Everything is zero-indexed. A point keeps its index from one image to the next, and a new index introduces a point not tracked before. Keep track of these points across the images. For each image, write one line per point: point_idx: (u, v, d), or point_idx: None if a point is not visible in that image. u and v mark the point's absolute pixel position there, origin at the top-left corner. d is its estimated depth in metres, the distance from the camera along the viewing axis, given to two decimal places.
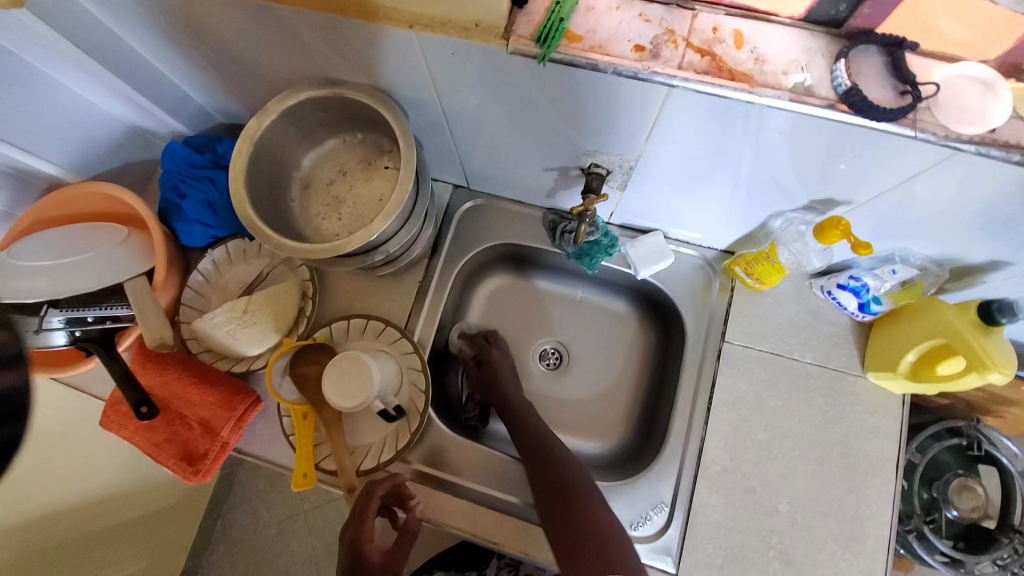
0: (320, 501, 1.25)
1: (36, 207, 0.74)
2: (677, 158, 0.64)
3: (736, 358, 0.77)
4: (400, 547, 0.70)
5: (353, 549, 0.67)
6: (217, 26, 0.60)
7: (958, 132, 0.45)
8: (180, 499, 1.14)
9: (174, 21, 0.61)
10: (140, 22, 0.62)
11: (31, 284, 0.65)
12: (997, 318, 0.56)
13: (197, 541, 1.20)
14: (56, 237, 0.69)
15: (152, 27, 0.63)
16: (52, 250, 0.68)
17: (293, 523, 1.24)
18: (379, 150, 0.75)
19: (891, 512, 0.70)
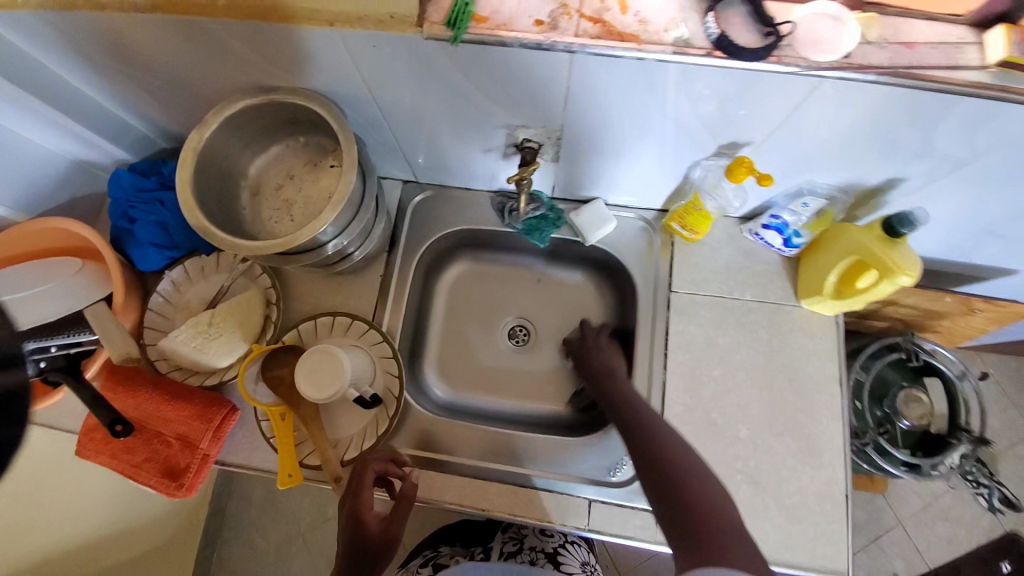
0: (315, 521, 1.33)
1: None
2: (597, 124, 0.66)
3: (684, 305, 0.83)
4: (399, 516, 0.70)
5: (353, 518, 0.68)
6: (139, 41, 0.61)
7: (818, 61, 0.48)
8: (169, 539, 1.21)
9: (95, 42, 0.62)
10: (61, 46, 0.63)
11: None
12: (899, 230, 0.65)
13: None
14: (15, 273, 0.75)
15: (74, 50, 0.64)
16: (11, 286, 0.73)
17: (292, 545, 1.31)
18: (322, 151, 0.73)
19: (841, 424, 0.76)
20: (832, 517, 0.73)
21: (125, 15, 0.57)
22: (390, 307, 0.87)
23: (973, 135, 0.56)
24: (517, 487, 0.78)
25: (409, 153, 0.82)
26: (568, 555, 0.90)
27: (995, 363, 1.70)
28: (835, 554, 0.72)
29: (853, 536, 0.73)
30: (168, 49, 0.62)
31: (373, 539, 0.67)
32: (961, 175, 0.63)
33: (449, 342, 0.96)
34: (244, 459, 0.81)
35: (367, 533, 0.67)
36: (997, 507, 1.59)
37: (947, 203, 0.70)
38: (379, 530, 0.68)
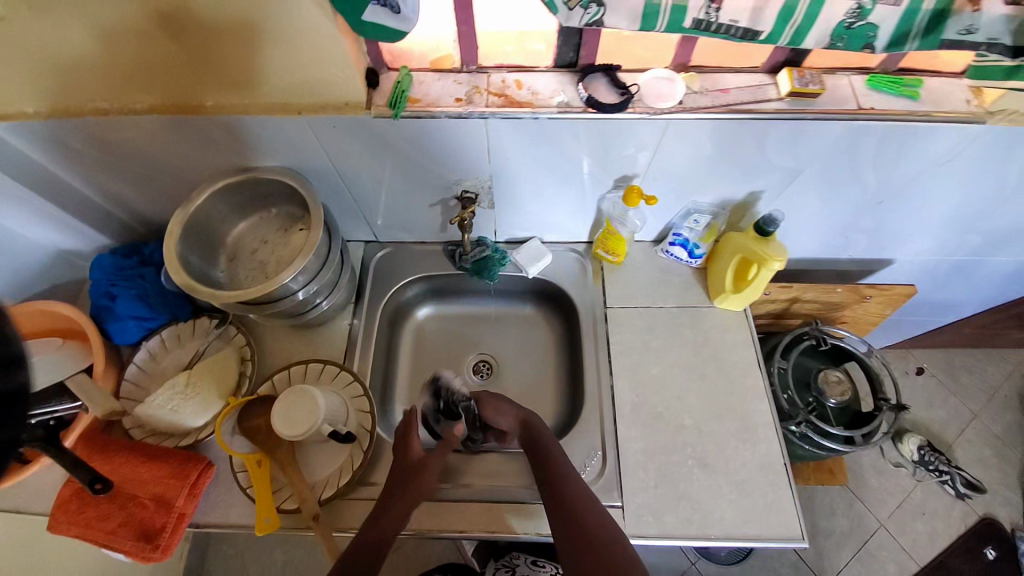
0: None
1: None
2: (518, 173, 0.82)
3: (619, 317, 0.95)
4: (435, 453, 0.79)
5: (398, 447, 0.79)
6: (136, 135, 0.75)
7: (661, 108, 0.68)
8: None
9: (99, 139, 0.76)
10: (66, 143, 0.77)
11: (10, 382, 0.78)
12: (766, 229, 0.82)
13: None
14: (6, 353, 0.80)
15: (77, 147, 0.77)
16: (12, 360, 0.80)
17: None
18: (292, 218, 0.86)
19: (767, 401, 0.87)
20: (776, 486, 0.81)
21: (127, 112, 0.72)
22: (360, 350, 0.95)
23: (794, 149, 0.74)
24: (494, 503, 0.82)
25: (369, 216, 0.96)
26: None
27: (925, 358, 1.87)
28: (786, 520, 0.79)
29: (799, 501, 0.80)
30: (159, 142, 0.77)
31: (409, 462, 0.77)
32: (801, 183, 0.81)
33: (418, 383, 1.03)
34: (220, 516, 0.82)
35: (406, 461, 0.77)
36: (965, 493, 1.66)
37: (805, 205, 0.88)
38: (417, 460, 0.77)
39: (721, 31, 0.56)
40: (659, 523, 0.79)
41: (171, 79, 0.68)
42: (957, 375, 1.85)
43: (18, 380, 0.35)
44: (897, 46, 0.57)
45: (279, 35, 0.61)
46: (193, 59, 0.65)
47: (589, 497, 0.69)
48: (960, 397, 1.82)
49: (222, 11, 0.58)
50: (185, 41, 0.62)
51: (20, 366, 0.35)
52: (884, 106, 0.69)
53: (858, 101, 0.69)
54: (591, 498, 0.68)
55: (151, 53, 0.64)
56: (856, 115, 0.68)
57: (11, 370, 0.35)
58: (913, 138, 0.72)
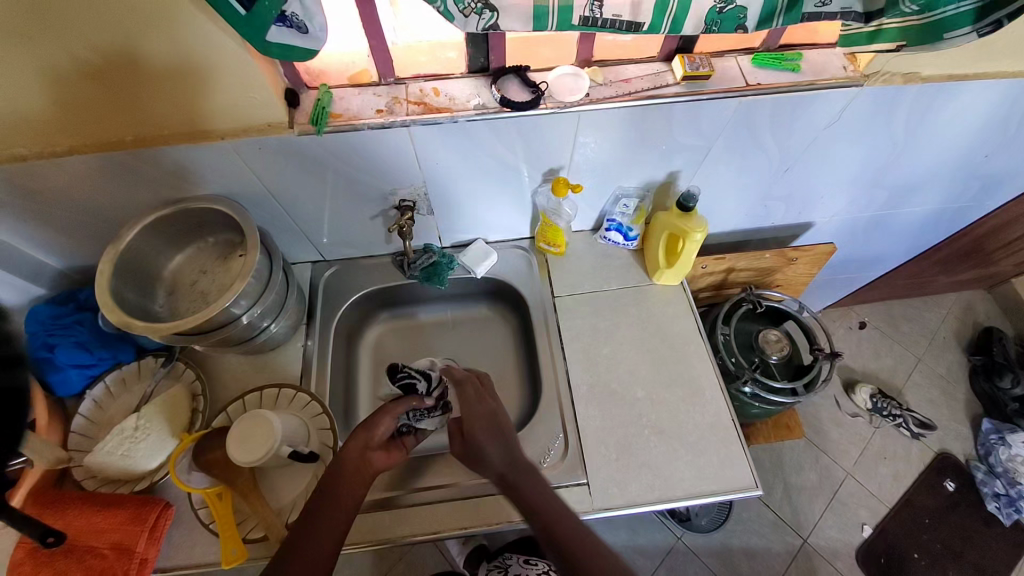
0: None
1: None
2: (450, 177, 0.85)
3: (567, 304, 0.99)
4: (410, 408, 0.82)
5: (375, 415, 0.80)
6: (55, 178, 0.74)
7: (570, 101, 0.73)
8: None
9: (15, 186, 0.74)
10: None
11: None
12: (688, 206, 0.88)
13: None
14: None
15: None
16: None
17: None
18: (230, 245, 0.86)
19: (711, 364, 0.93)
20: (728, 442, 0.86)
21: (44, 158, 0.71)
22: (317, 369, 0.95)
23: (699, 129, 0.81)
24: (466, 500, 0.84)
25: (312, 236, 0.96)
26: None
27: (868, 313, 2.01)
28: (740, 473, 0.84)
29: (750, 453, 0.85)
30: (83, 183, 0.76)
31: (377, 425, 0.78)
32: (713, 159, 0.88)
33: (381, 396, 1.04)
34: (185, 557, 0.79)
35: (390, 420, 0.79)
36: (918, 433, 1.77)
37: (722, 179, 0.95)
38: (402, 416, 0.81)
39: (608, 26, 0.61)
40: (624, 494, 0.82)
41: (84, 118, 0.68)
42: (897, 325, 2.00)
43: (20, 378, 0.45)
44: (766, 23, 0.64)
45: (190, 64, 0.63)
46: (105, 96, 0.65)
47: (578, 522, 0.68)
48: (903, 344, 1.96)
49: (129, 46, 0.59)
50: (93, 78, 0.63)
51: (21, 365, 0.45)
52: (769, 81, 0.77)
53: (747, 79, 0.76)
54: (583, 529, 0.67)
55: (58, 93, 0.64)
56: (745, 92, 0.75)
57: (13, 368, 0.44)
58: (802, 107, 0.80)
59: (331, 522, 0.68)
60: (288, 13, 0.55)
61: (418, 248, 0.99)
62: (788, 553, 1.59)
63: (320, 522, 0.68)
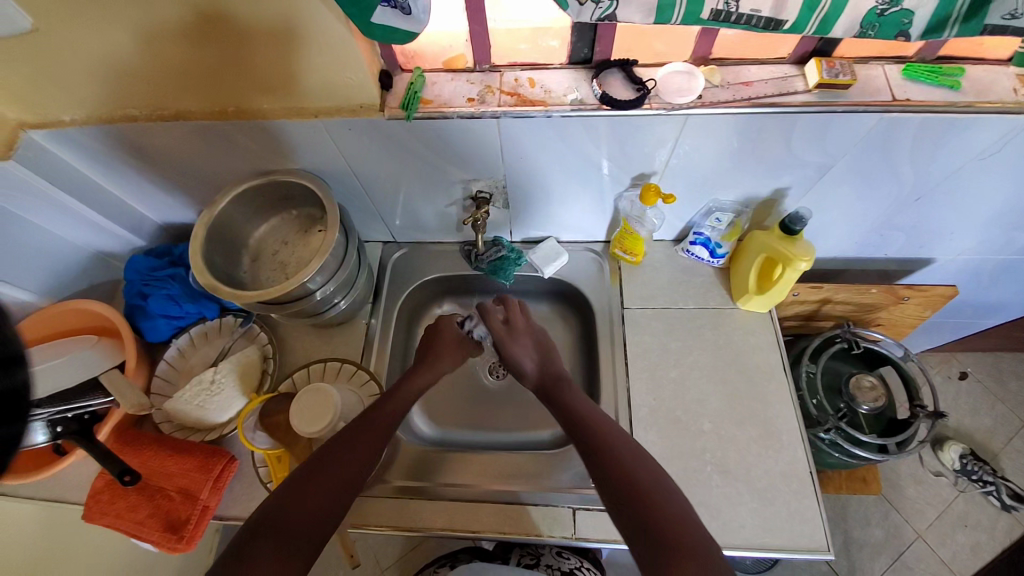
0: None
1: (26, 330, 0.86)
2: (533, 172, 0.81)
3: (636, 318, 0.93)
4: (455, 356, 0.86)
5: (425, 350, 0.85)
6: (164, 141, 0.78)
7: (678, 103, 0.65)
8: None
9: (129, 145, 0.79)
10: (101, 150, 0.80)
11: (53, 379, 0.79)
12: (793, 228, 0.78)
13: None
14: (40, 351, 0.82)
15: (110, 152, 0.81)
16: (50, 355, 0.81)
17: None
18: (311, 219, 0.88)
19: (791, 407, 0.84)
20: (801, 495, 0.78)
21: (156, 122, 0.75)
22: (378, 348, 0.96)
23: (822, 144, 0.71)
24: (508, 504, 0.82)
25: (387, 217, 0.96)
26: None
27: (971, 362, 1.76)
28: (811, 532, 0.76)
29: (825, 512, 0.77)
30: (188, 148, 0.80)
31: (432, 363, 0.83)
32: (831, 178, 0.77)
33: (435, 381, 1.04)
34: (242, 510, 0.84)
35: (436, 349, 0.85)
36: (1011, 505, 1.55)
37: (836, 202, 0.84)
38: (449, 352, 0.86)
39: (742, 22, 0.53)
40: None
41: (193, 87, 0.70)
42: (1006, 380, 1.74)
43: (17, 378, 0.31)
44: (934, 33, 0.53)
45: (294, 41, 0.63)
46: (214, 66, 0.67)
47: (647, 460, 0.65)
48: (1010, 404, 1.71)
49: (240, 19, 0.60)
50: (205, 49, 0.64)
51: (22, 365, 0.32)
52: (923, 97, 0.65)
53: (894, 93, 0.65)
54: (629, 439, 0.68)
55: (173, 61, 0.66)
56: (891, 107, 0.64)
57: (10, 368, 0.31)
58: (959, 128, 0.67)
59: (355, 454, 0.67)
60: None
61: (488, 240, 0.96)
62: None
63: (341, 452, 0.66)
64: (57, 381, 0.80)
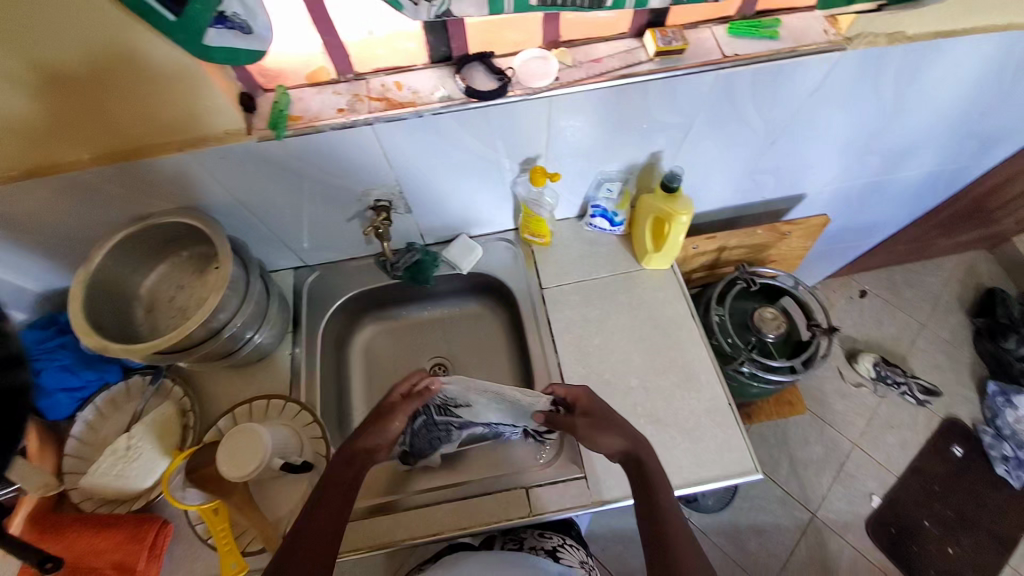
0: None
1: None
2: (423, 173, 0.83)
3: (556, 295, 0.98)
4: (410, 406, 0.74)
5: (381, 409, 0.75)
6: (18, 202, 0.72)
7: (540, 87, 0.69)
8: None
9: None
10: None
11: None
12: (671, 186, 0.85)
13: None
14: None
15: None
16: None
17: None
18: (206, 257, 0.85)
19: (703, 348, 0.92)
20: (725, 426, 0.85)
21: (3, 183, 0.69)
22: (306, 378, 0.93)
23: (677, 107, 0.77)
24: (461, 499, 0.83)
25: (292, 242, 0.94)
26: (566, 553, 0.91)
27: (868, 281, 1.98)
28: (738, 457, 0.83)
29: (747, 435, 0.85)
30: (52, 207, 0.74)
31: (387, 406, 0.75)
32: (695, 135, 0.85)
33: (375, 397, 1.04)
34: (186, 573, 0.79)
35: (378, 408, 0.75)
36: (922, 399, 1.75)
37: (707, 157, 0.92)
38: (389, 410, 0.74)
39: (567, 4, 0.57)
40: (622, 485, 0.82)
41: (30, 141, 0.66)
42: (898, 290, 1.96)
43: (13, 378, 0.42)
44: None
45: (128, 80, 0.60)
46: (62, 112, 0.63)
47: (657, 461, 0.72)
48: (905, 310, 1.93)
49: (108, 54, 0.57)
50: (74, 93, 0.61)
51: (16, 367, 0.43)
52: (749, 51, 0.73)
53: (723, 51, 0.73)
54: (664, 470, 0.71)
55: (23, 111, 0.61)
56: (722, 65, 0.72)
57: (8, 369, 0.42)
58: (787, 75, 0.76)
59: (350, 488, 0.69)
60: (228, 13, 0.52)
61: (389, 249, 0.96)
62: (797, 527, 1.61)
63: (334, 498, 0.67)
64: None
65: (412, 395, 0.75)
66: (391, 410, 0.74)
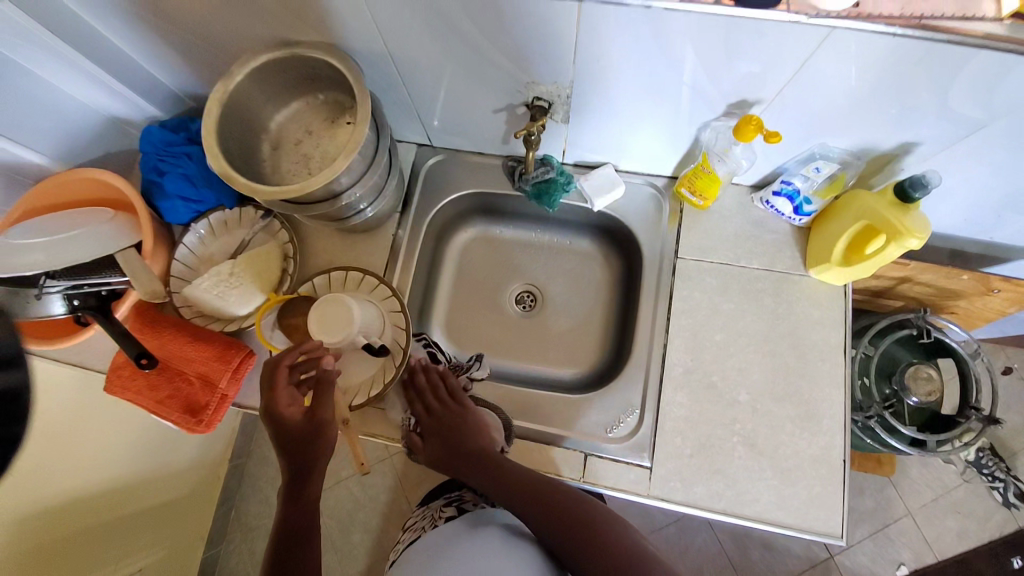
0: None
1: (24, 199, 0.82)
2: (608, 80, 0.67)
3: (690, 270, 0.83)
4: (320, 408, 0.65)
5: (274, 418, 0.64)
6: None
7: (825, 9, 0.50)
8: (184, 493, 1.27)
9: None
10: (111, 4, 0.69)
11: (29, 257, 0.71)
12: (911, 194, 0.64)
13: (214, 532, 1.35)
14: (45, 222, 0.77)
15: (122, 9, 0.70)
16: (42, 230, 0.75)
17: None
18: (340, 108, 0.76)
19: (843, 392, 0.77)
20: (829, 481, 0.74)
21: None
22: (402, 261, 0.89)
23: (988, 95, 0.56)
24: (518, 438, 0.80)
25: (425, 115, 0.84)
26: None
27: (1020, 358, 1.53)
28: (829, 516, 0.73)
29: (849, 499, 0.74)
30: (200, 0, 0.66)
31: (295, 426, 0.63)
32: (975, 140, 0.63)
33: (458, 303, 0.99)
34: (259, 401, 0.84)
35: (289, 434, 0.63)
36: (1014, 503, 1.43)
37: (967, 171, 0.69)
38: (303, 424, 0.64)
39: None
40: (686, 492, 0.75)
41: None
42: None
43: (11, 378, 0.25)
44: None
45: None
46: None
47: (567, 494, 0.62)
48: None
49: None
50: None
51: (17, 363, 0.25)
52: None
53: None
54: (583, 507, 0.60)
55: None
56: None
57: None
58: None
59: (310, 475, 0.63)
60: None
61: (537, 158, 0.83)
62: (808, 559, 1.44)
63: (303, 488, 0.63)
64: (22, 260, 0.71)
65: (320, 384, 0.66)
66: (303, 427, 0.64)
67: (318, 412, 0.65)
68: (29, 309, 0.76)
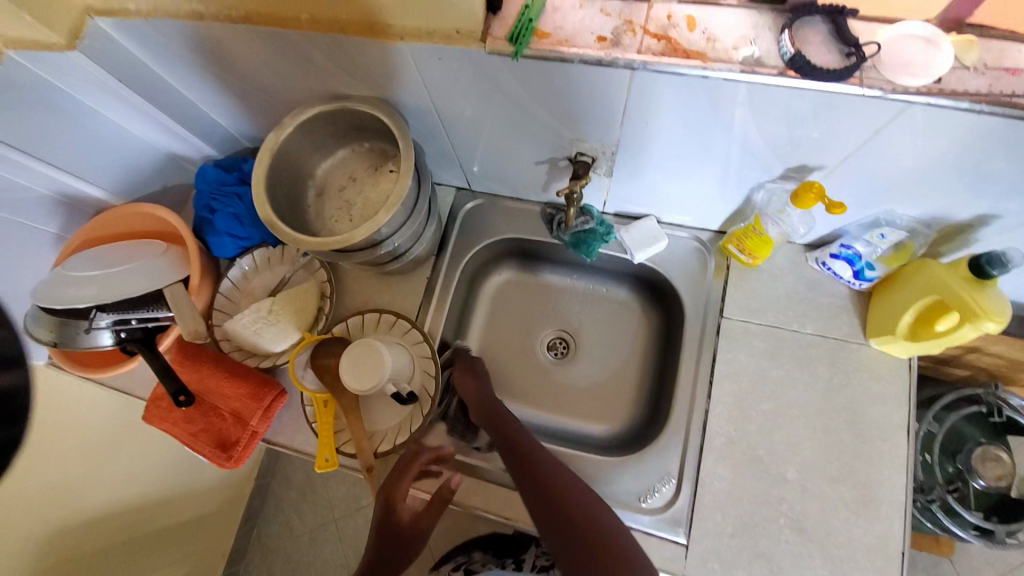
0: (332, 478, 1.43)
1: (85, 228, 0.86)
2: (656, 140, 0.66)
3: (735, 330, 0.79)
4: (426, 514, 0.76)
5: (388, 502, 0.76)
6: (238, 52, 0.68)
7: (903, 85, 0.47)
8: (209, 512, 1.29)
9: (205, 54, 0.71)
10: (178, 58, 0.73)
11: (82, 290, 0.75)
12: (988, 271, 0.59)
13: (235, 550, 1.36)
14: (102, 253, 0.81)
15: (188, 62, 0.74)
16: (97, 262, 0.79)
17: (315, 509, 1.41)
18: (384, 156, 0.78)
19: (905, 477, 0.70)
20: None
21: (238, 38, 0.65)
22: (436, 305, 0.89)
23: None
24: None
25: (465, 162, 0.84)
26: None
27: None
28: None
29: None
30: (261, 57, 0.68)
31: (402, 527, 0.75)
32: None
33: (490, 348, 0.97)
34: (288, 439, 0.84)
35: (394, 528, 0.75)
36: None
37: None
38: (406, 524, 0.75)
39: None
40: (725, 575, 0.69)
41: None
42: None
43: None
44: None
45: None
46: None
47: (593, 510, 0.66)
48: None
49: None
50: None
51: None
52: None
53: None
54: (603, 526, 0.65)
55: None
56: None
57: None
58: None
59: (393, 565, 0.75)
60: None
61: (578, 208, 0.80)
62: None
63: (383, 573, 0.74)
64: (77, 292, 0.75)
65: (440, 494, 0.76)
66: (406, 526, 0.75)
67: (423, 519, 0.76)
68: (76, 340, 0.77)
